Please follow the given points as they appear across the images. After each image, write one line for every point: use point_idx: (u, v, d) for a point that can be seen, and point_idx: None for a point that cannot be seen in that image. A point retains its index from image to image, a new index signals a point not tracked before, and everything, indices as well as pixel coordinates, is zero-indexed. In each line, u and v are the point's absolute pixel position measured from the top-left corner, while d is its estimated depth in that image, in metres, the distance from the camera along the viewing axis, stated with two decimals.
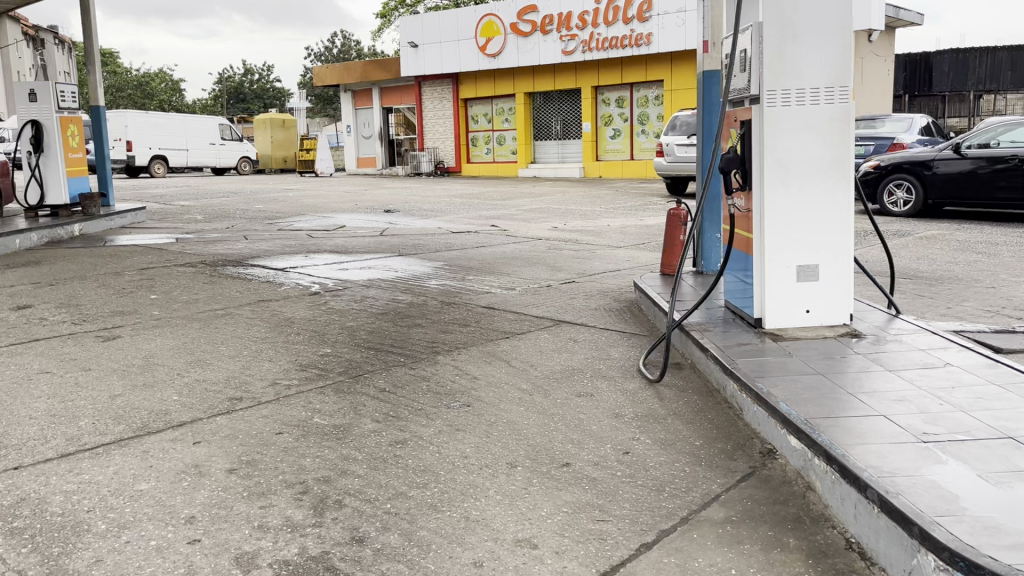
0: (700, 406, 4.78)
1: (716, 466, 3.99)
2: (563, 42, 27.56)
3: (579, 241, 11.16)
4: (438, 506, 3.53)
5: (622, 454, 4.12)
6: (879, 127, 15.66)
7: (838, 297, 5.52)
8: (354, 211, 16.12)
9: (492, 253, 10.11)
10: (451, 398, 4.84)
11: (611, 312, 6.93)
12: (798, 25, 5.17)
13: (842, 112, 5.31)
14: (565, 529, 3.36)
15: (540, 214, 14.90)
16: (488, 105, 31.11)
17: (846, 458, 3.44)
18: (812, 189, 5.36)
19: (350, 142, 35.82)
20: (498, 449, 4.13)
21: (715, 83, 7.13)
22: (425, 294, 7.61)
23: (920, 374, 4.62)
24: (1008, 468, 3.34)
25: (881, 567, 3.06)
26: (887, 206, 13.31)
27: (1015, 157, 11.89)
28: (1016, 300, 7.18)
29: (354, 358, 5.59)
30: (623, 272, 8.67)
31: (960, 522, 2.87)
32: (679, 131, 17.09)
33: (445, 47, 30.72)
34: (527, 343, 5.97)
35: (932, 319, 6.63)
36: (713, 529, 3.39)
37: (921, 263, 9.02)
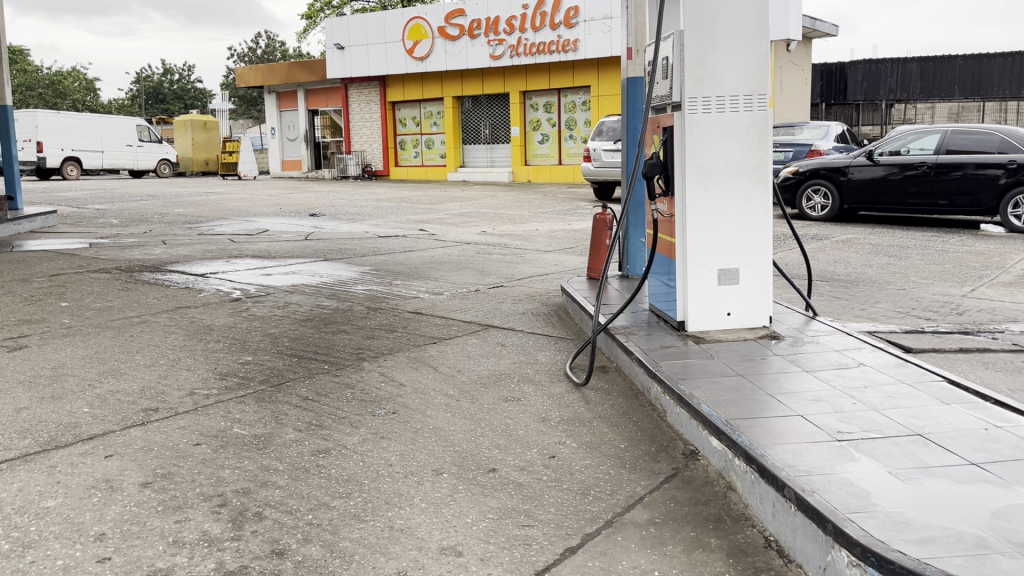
0: (625, 409, 4.82)
1: (640, 468, 4.03)
2: (490, 47, 27.61)
3: (508, 245, 11.19)
4: (362, 515, 3.48)
5: (547, 458, 4.13)
6: (798, 134, 16.13)
7: (758, 300, 5.66)
8: (279, 215, 15.83)
9: (420, 258, 10.04)
10: (377, 405, 4.79)
11: (539, 316, 6.95)
12: (717, 33, 5.30)
13: (759, 119, 5.43)
14: (490, 535, 3.35)
15: (469, 218, 14.88)
16: (416, 109, 30.96)
17: (765, 458, 3.52)
18: (731, 194, 5.47)
19: (274, 145, 35.19)
20: (423, 457, 4.09)
21: (639, 89, 7.23)
22: (351, 299, 7.51)
23: (835, 374, 4.76)
24: (916, 465, 3.47)
25: (797, 564, 3.14)
26: (806, 211, 13.73)
27: (924, 165, 12.41)
28: (925, 302, 7.49)
29: (276, 366, 5.47)
30: (551, 276, 8.72)
31: (871, 518, 2.97)
32: (606, 136, 17.29)
33: (372, 49, 30.42)
34: (454, 349, 5.94)
35: (847, 320, 6.87)
36: (637, 531, 3.42)
37: (837, 266, 9.32)
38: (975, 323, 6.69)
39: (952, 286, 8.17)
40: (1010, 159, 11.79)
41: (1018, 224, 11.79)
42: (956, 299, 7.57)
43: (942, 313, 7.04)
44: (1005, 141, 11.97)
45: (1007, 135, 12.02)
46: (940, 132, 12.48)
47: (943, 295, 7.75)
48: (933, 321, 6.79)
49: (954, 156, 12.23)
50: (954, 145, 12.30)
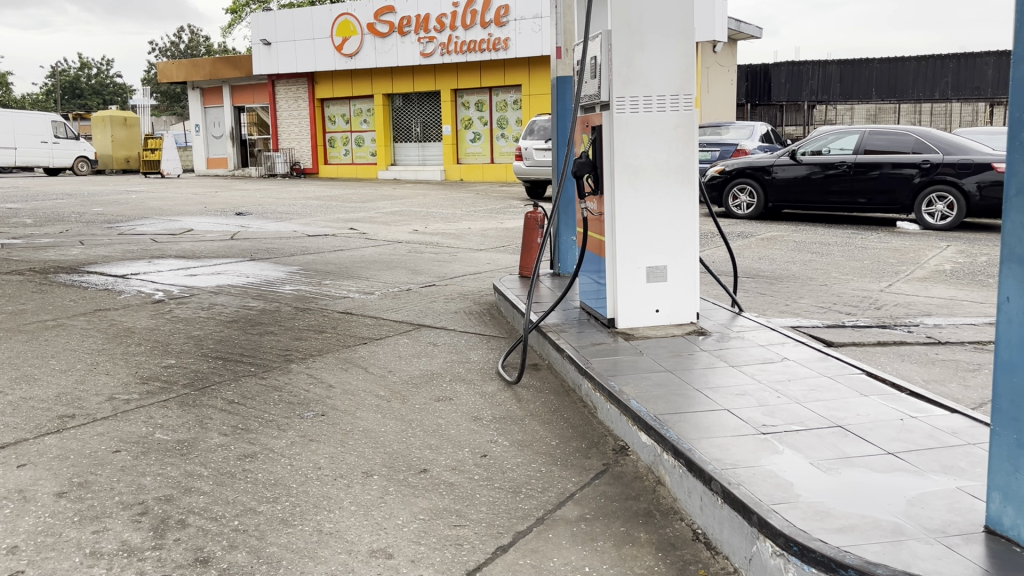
0: (556, 406, 4.84)
1: (571, 465, 4.06)
2: (420, 44, 27.45)
3: (439, 243, 11.14)
4: (290, 520, 3.41)
5: (479, 457, 4.12)
6: (724, 134, 16.46)
7: (685, 297, 5.75)
8: (203, 214, 15.43)
9: (350, 257, 9.92)
10: (305, 407, 4.70)
11: (471, 315, 6.94)
12: (643, 34, 5.37)
13: (686, 119, 5.52)
14: (421, 536, 3.33)
15: (399, 217, 14.76)
16: (345, 106, 30.59)
17: (692, 452, 3.57)
18: (659, 192, 5.55)
19: (198, 142, 34.31)
20: (353, 459, 4.04)
21: (568, 88, 7.27)
22: (279, 300, 7.38)
23: (760, 369, 4.87)
24: (837, 455, 3.57)
25: (724, 555, 3.20)
26: (732, 209, 14.01)
27: (844, 164, 12.82)
28: (845, 297, 7.72)
29: (201, 369, 5.33)
30: (483, 275, 8.72)
31: (794, 508, 3.04)
32: (537, 135, 17.37)
33: (299, 45, 29.93)
34: (385, 349, 5.88)
35: (771, 315, 7.04)
36: (569, 527, 3.44)
37: (762, 263, 9.54)
38: (892, 317, 6.93)
39: (870, 281, 8.45)
40: (924, 159, 12.23)
41: (932, 221, 12.30)
42: (874, 294, 7.83)
43: (861, 308, 7.28)
44: (918, 142, 12.37)
45: (921, 136, 12.42)
46: (858, 133, 12.90)
47: (862, 290, 8.01)
48: (853, 315, 7.01)
49: (872, 156, 12.66)
50: (871, 145, 12.73)
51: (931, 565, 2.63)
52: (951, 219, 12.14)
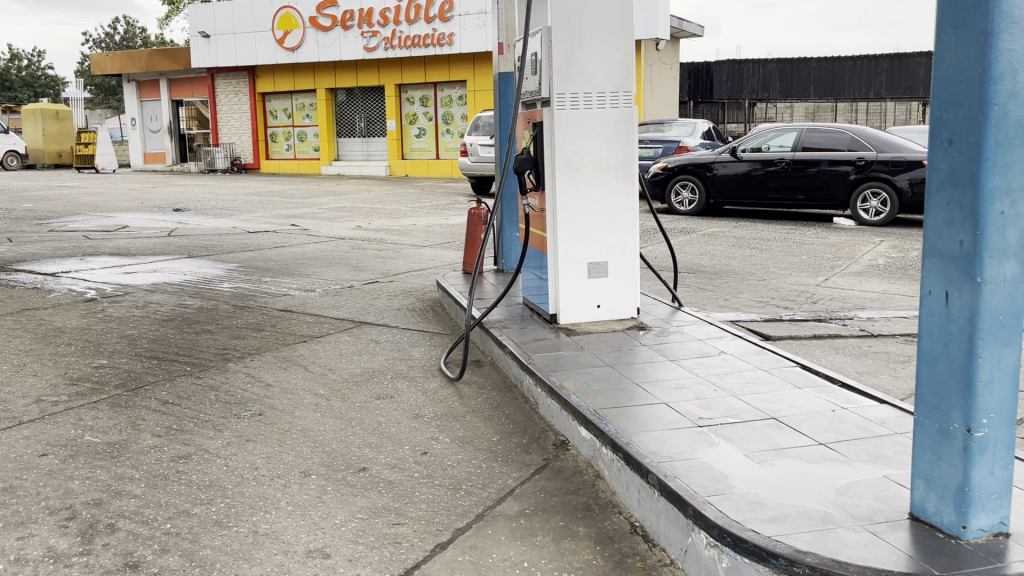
0: (498, 402, 4.85)
1: (512, 460, 4.07)
2: (364, 38, 27.12)
3: (383, 240, 11.06)
4: (224, 521, 3.35)
5: (419, 455, 4.10)
6: (667, 130, 16.65)
7: (626, 292, 5.80)
8: (140, 210, 15.05)
9: (291, 253, 9.78)
10: (242, 407, 4.62)
11: (414, 312, 6.90)
12: (583, 30, 5.40)
13: (625, 116, 5.56)
14: (359, 535, 3.30)
15: (342, 213, 14.60)
16: (287, 100, 30.14)
17: (630, 446, 3.61)
18: (599, 189, 5.59)
19: (135, 136, 33.44)
20: (291, 458, 3.99)
21: (510, 84, 7.28)
22: (216, 298, 7.23)
23: (698, 362, 4.94)
24: (770, 447, 3.64)
25: (661, 547, 3.24)
26: (675, 205, 14.19)
27: (783, 161, 13.05)
28: (783, 291, 7.88)
29: (134, 369, 5.21)
30: (427, 271, 8.67)
31: (727, 500, 3.10)
32: (482, 131, 17.36)
33: (240, 38, 29.40)
34: (326, 347, 5.81)
35: (711, 310, 7.15)
36: (508, 523, 3.45)
37: (703, 258, 9.68)
38: (827, 311, 7.11)
39: (808, 276, 8.64)
40: (859, 157, 12.55)
41: (866, 217, 12.68)
42: (810, 288, 8.02)
43: (798, 302, 7.44)
44: (854, 139, 12.69)
45: (856, 133, 12.74)
46: (796, 129, 13.16)
47: (800, 285, 8.18)
48: (790, 309, 7.16)
49: (810, 153, 12.93)
50: (809, 143, 13.00)
51: (858, 552, 2.70)
52: (884, 215, 12.54)
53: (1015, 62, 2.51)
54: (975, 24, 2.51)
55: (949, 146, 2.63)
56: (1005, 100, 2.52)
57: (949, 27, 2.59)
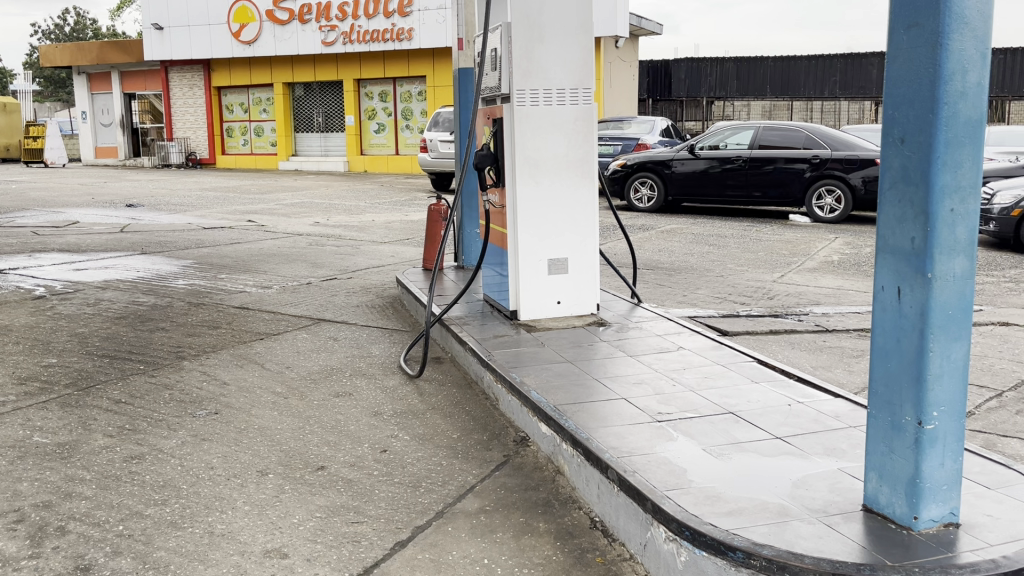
0: (459, 399, 4.84)
1: (472, 457, 4.06)
2: (322, 33, 26.82)
3: (342, 236, 10.96)
4: (179, 522, 3.29)
5: (379, 452, 4.07)
6: (626, 127, 16.75)
7: (586, 288, 5.82)
8: (91, 206, 14.70)
9: (248, 250, 9.64)
10: (197, 406, 4.55)
11: (373, 309, 6.85)
12: (542, 27, 5.40)
13: (584, 112, 5.58)
14: (317, 534, 3.26)
15: (300, 209, 14.43)
16: (243, 94, 29.71)
17: (590, 441, 3.62)
18: (559, 186, 5.60)
19: (86, 130, 32.72)
20: (248, 458, 3.93)
21: (469, 80, 7.26)
22: (171, 295, 7.10)
23: (657, 358, 4.98)
24: (728, 441, 3.68)
25: (620, 542, 3.26)
26: (634, 202, 14.29)
27: (740, 159, 13.21)
28: (740, 288, 7.98)
29: (86, 368, 5.09)
30: (387, 268, 8.62)
31: (686, 494, 3.12)
32: (441, 127, 17.29)
33: (194, 31, 28.85)
34: (282, 344, 5.74)
35: (670, 306, 7.21)
36: (468, 520, 3.43)
37: (662, 255, 9.75)
38: (783, 306, 7.22)
39: (764, 272, 8.76)
40: (814, 155, 12.75)
41: (821, 214, 12.90)
42: (766, 284, 8.13)
43: (755, 298, 7.53)
44: (809, 138, 12.90)
45: (811, 132, 12.96)
46: (753, 128, 13.31)
47: (756, 281, 8.29)
48: (747, 305, 7.25)
49: (766, 151, 13.10)
50: (766, 141, 13.17)
51: (813, 544, 2.74)
52: (839, 212, 12.78)
53: (965, 62, 2.56)
54: (928, 24, 2.55)
55: (901, 144, 2.68)
56: (956, 99, 2.57)
57: (902, 27, 2.63)
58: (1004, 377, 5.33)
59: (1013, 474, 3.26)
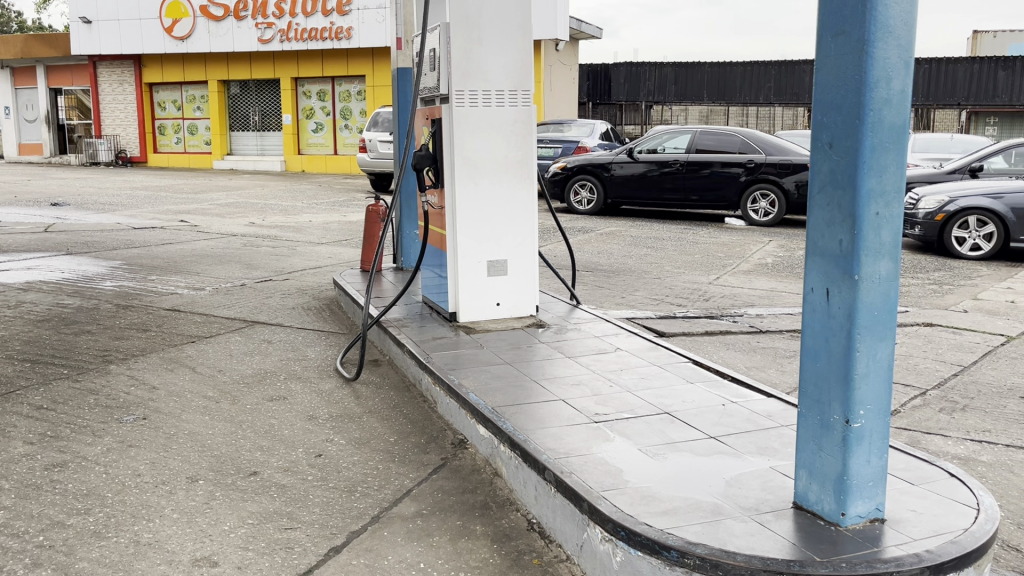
0: (396, 402, 4.79)
1: (409, 460, 4.02)
2: (258, 30, 26.33)
3: (278, 237, 10.79)
4: (103, 532, 3.18)
5: (313, 457, 4.00)
6: (566, 131, 16.85)
7: (525, 289, 5.82)
8: (14, 205, 14.16)
9: (180, 251, 9.40)
10: (124, 411, 4.41)
11: (310, 311, 6.74)
12: (481, 29, 5.39)
13: (523, 114, 5.58)
14: (249, 541, 3.19)
15: (234, 209, 14.14)
16: (176, 92, 29.02)
17: (527, 443, 3.61)
18: (498, 187, 5.59)
19: (9, 126, 31.59)
20: (177, 464, 3.82)
21: (408, 80, 7.20)
22: (97, 296, 6.88)
23: (595, 359, 5.01)
24: (663, 441, 3.72)
25: (557, 544, 3.26)
26: (574, 204, 14.37)
27: (677, 163, 13.41)
28: (677, 289, 8.09)
29: (4, 373, 4.89)
30: (324, 269, 8.50)
31: (622, 494, 3.14)
32: (381, 127, 17.15)
33: (124, 25, 28.05)
34: (215, 347, 5.61)
35: (608, 308, 7.27)
36: (404, 524, 3.40)
37: (600, 257, 9.83)
38: (718, 308, 7.34)
39: (700, 274, 8.90)
40: (749, 160, 13.03)
41: (756, 218, 13.17)
42: (703, 286, 8.26)
43: (691, 300, 7.64)
44: (744, 142, 13.14)
45: (746, 137, 13.20)
46: (690, 132, 13.53)
47: (693, 282, 8.42)
48: (684, 307, 7.35)
49: (702, 155, 13.32)
50: (702, 145, 13.40)
51: (745, 542, 2.78)
52: (772, 215, 13.07)
53: (889, 70, 2.63)
54: (853, 32, 2.62)
55: (829, 150, 2.74)
56: (880, 106, 2.64)
57: (829, 35, 2.69)
58: (927, 376, 5.51)
59: (936, 470, 3.37)
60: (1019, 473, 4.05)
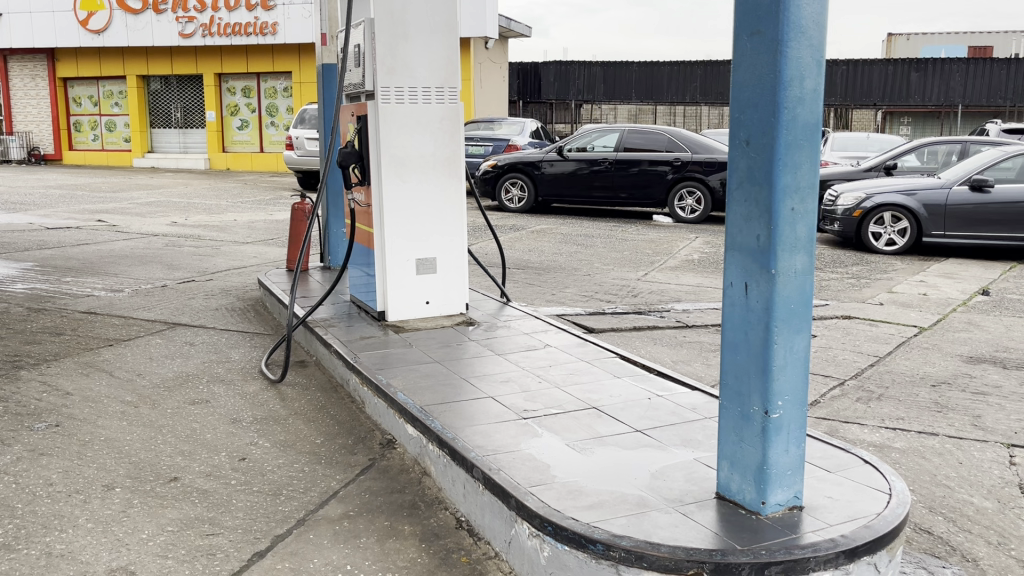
0: (323, 403, 4.72)
1: (336, 462, 3.96)
2: (179, 24, 25.59)
3: (202, 236, 10.51)
4: (12, 544, 3.05)
5: (237, 461, 3.91)
6: (496, 129, 16.87)
7: (454, 287, 5.80)
8: None
9: (98, 251, 9.08)
10: (35, 419, 4.23)
11: (234, 312, 6.59)
12: (406, 25, 5.35)
13: (450, 111, 5.56)
14: (168, 549, 3.10)
15: (155, 208, 13.72)
16: (93, 87, 28.07)
17: (455, 441, 3.60)
18: (425, 184, 5.55)
19: None
20: (92, 472, 3.69)
21: (333, 76, 7.11)
22: (7, 300, 6.59)
23: (523, 356, 5.03)
24: (590, 436, 3.75)
25: (485, 541, 3.26)
26: (505, 202, 14.38)
27: (606, 161, 13.56)
28: (606, 286, 8.17)
29: None
30: (249, 269, 8.32)
31: (549, 489, 3.16)
32: (308, 125, 16.87)
33: (35, 17, 26.98)
34: (133, 351, 5.44)
35: (538, 305, 7.31)
36: (330, 526, 3.35)
37: (531, 255, 9.87)
38: (647, 304, 7.44)
39: (629, 271, 9.01)
40: (675, 158, 13.25)
41: (683, 215, 13.40)
42: (631, 283, 8.37)
43: (620, 296, 7.73)
44: (671, 141, 13.37)
45: (673, 135, 13.44)
46: (618, 131, 13.70)
47: (622, 279, 8.52)
48: (612, 303, 7.43)
49: (630, 153, 13.50)
50: (630, 143, 13.58)
51: (669, 533, 2.82)
52: (699, 213, 13.32)
53: (802, 69, 2.70)
54: (767, 32, 2.68)
55: (746, 147, 2.80)
56: (794, 105, 2.70)
57: (745, 34, 2.75)
58: (845, 367, 5.69)
59: (851, 457, 3.48)
60: (931, 458, 4.22)
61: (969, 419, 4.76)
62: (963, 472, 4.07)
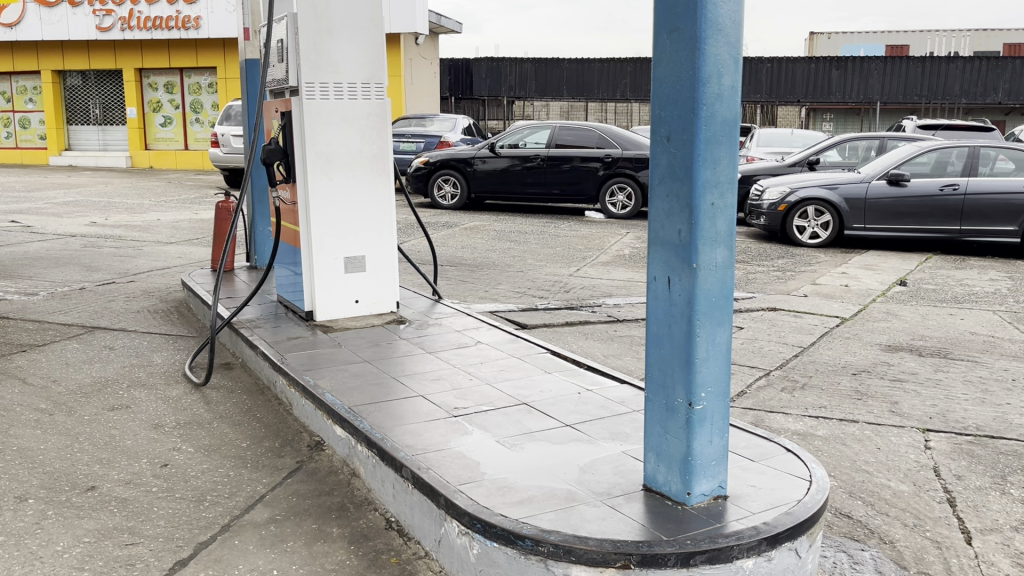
0: (249, 406, 4.62)
1: (262, 466, 3.88)
2: (97, 17, 24.83)
3: (123, 237, 10.19)
4: None
5: (158, 468, 3.80)
6: (428, 125, 16.80)
7: (383, 285, 5.75)
8: None
9: (10, 253, 8.73)
10: None
11: (157, 314, 6.41)
12: (330, 20, 5.27)
13: (378, 108, 5.51)
14: (85, 561, 3.00)
15: (73, 208, 13.25)
16: (5, 82, 27.00)
17: (384, 441, 3.56)
18: (352, 181, 5.49)
19: None
20: (4, 483, 3.54)
21: (257, 71, 6.96)
22: None
23: (455, 353, 5.01)
24: (520, 432, 3.76)
25: (415, 540, 3.24)
26: (438, 199, 14.30)
27: (539, 157, 13.62)
28: (539, 282, 8.19)
29: None
30: (172, 270, 8.09)
31: (479, 486, 3.15)
32: (234, 121, 16.52)
33: None
34: (48, 356, 5.24)
35: (471, 302, 7.29)
36: (256, 531, 3.28)
37: (464, 252, 9.84)
38: (578, 299, 7.49)
39: (561, 267, 9.06)
40: (606, 154, 13.38)
41: (614, 211, 13.51)
42: (563, 278, 8.41)
43: (552, 292, 7.77)
44: (602, 137, 13.55)
45: (604, 132, 13.60)
46: (550, 128, 13.78)
47: (554, 275, 8.56)
48: (545, 299, 7.46)
49: (562, 150, 13.61)
50: (562, 140, 13.69)
51: (597, 526, 2.84)
52: (630, 208, 13.45)
53: (720, 66, 2.74)
54: (686, 28, 2.72)
55: (668, 142, 2.83)
56: (713, 101, 2.75)
57: (664, 31, 2.79)
58: (771, 359, 5.82)
59: (774, 446, 3.56)
60: (851, 445, 4.35)
61: (887, 406, 4.92)
62: (881, 457, 4.21)
